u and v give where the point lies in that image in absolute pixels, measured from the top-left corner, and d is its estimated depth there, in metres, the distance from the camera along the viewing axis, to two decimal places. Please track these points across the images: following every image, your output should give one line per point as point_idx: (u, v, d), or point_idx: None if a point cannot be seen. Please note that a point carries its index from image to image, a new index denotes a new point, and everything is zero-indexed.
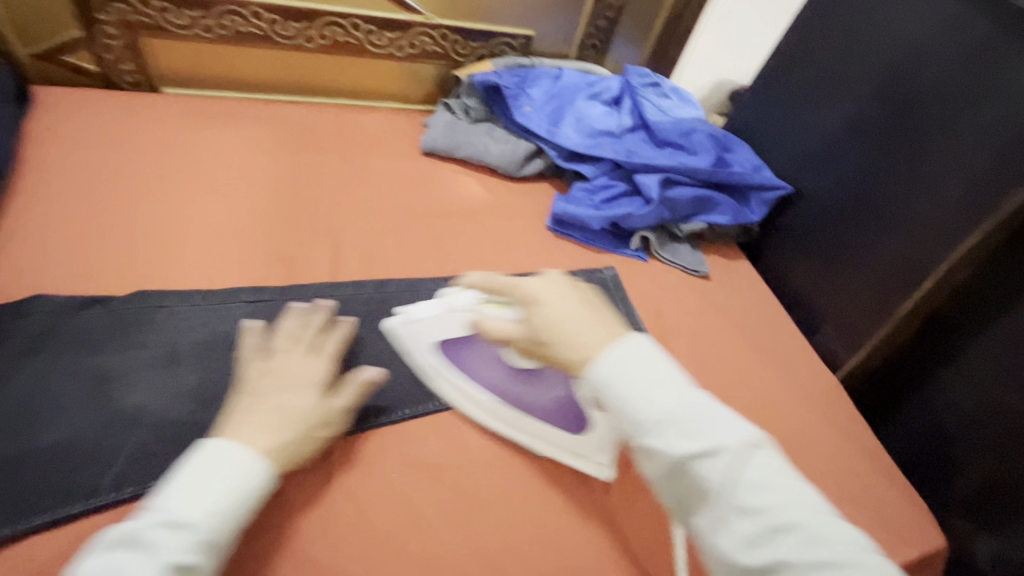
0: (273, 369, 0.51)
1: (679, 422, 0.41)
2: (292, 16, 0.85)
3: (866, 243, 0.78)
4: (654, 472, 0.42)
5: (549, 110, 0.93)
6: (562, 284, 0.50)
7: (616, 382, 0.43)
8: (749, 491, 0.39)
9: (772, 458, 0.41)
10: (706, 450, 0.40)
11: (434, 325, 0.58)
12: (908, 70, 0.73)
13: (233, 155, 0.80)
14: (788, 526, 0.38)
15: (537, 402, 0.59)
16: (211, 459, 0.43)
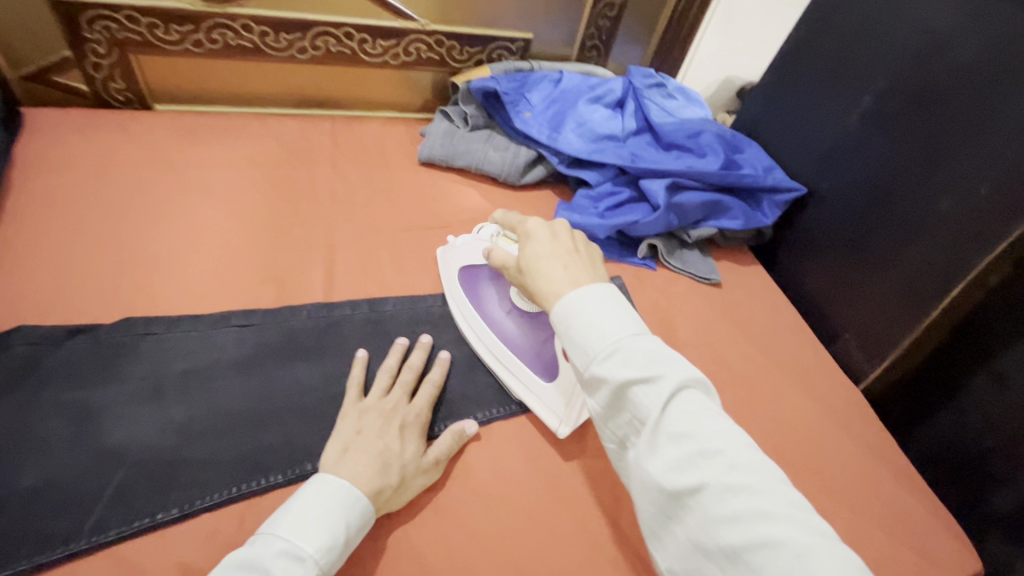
0: (376, 406, 0.55)
1: (624, 352, 0.43)
2: (284, 27, 0.83)
3: (888, 244, 0.74)
4: (599, 399, 0.44)
5: (549, 115, 0.89)
6: (562, 234, 0.54)
7: (574, 316, 0.45)
8: (680, 419, 0.40)
9: (710, 402, 0.42)
10: (643, 377, 0.41)
11: (463, 250, 0.68)
12: (930, 61, 0.69)
13: (227, 172, 0.78)
14: (713, 453, 0.38)
15: (522, 341, 0.63)
16: (326, 491, 0.46)
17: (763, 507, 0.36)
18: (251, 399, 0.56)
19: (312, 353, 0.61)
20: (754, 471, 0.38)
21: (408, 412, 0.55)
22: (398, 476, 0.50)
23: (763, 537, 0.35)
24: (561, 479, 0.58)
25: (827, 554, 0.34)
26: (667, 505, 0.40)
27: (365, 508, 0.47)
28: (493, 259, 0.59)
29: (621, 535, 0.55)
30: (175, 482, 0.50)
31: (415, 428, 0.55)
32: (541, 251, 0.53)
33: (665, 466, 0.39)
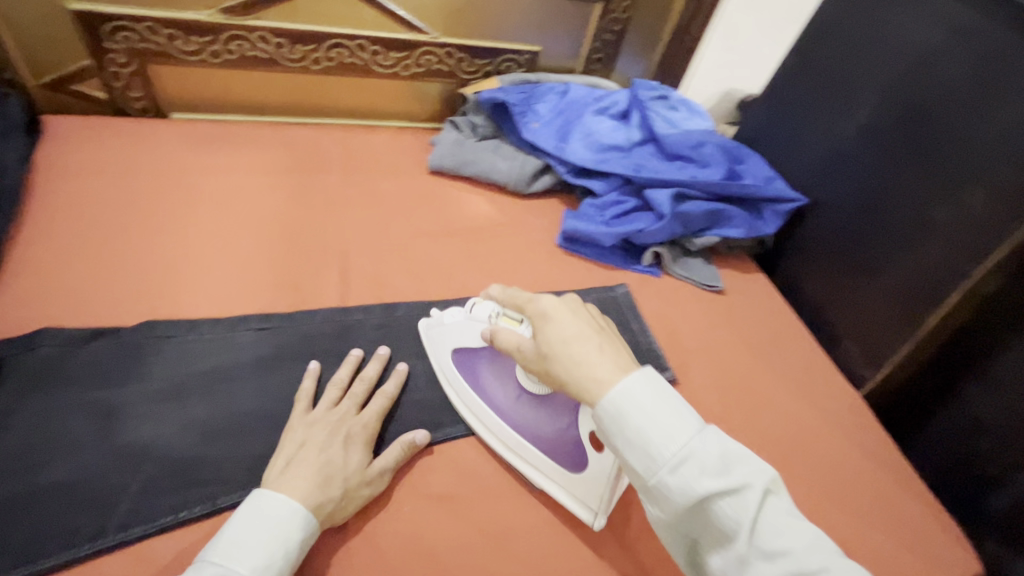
0: (321, 419, 0.54)
1: (698, 462, 0.40)
2: (298, 39, 0.85)
3: (884, 253, 0.76)
4: (672, 510, 0.41)
5: (557, 126, 0.91)
6: (581, 313, 0.50)
7: (636, 420, 0.42)
8: (770, 532, 0.39)
9: (788, 505, 0.41)
10: (727, 490, 0.39)
11: (456, 331, 0.61)
12: (920, 77, 0.71)
13: (242, 180, 0.80)
14: (813, 572, 0.37)
15: (538, 426, 0.57)
16: (261, 508, 0.46)
17: None
18: (268, 401, 0.57)
19: (327, 356, 0.63)
20: None
21: (356, 423, 0.55)
22: (340, 489, 0.49)
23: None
24: None
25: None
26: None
27: (305, 520, 0.46)
28: (498, 342, 0.54)
29: (630, 535, 0.56)
30: (198, 480, 0.51)
31: (362, 439, 0.54)
32: (565, 331, 0.48)
33: None
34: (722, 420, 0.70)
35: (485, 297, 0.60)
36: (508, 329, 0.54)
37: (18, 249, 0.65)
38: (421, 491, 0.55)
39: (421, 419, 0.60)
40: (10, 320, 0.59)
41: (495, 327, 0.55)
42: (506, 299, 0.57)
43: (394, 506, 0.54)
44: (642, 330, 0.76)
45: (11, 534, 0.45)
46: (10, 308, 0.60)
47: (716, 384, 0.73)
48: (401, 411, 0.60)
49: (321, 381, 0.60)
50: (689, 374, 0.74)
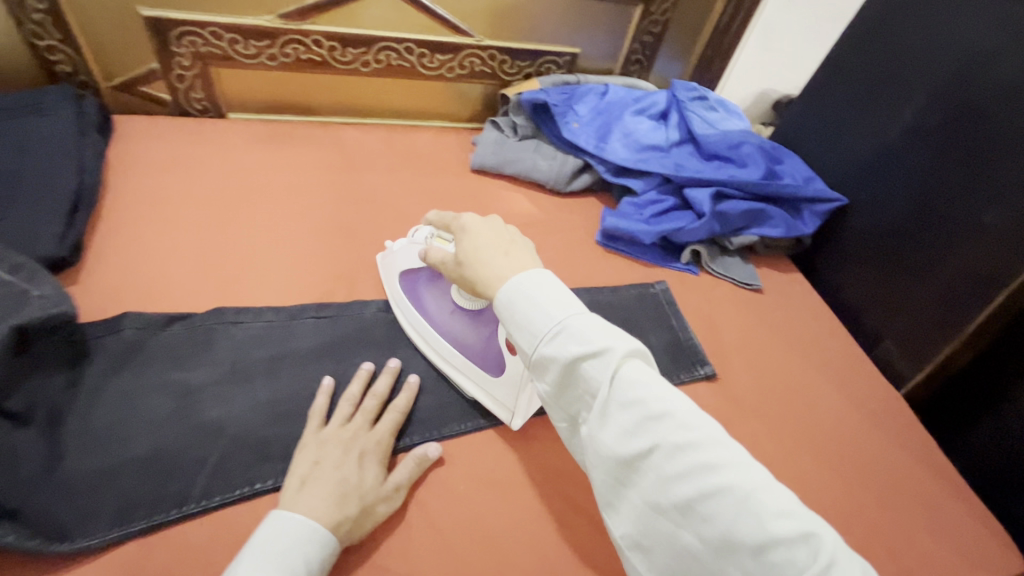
0: (333, 436, 0.54)
1: (568, 331, 0.44)
2: (350, 42, 0.89)
3: (930, 254, 0.75)
4: (548, 381, 0.45)
5: (596, 126, 0.93)
6: (496, 226, 0.55)
7: (519, 302, 0.46)
8: (627, 387, 0.42)
9: (649, 368, 0.44)
10: (592, 355, 0.42)
11: (401, 255, 0.68)
12: (974, 77, 0.71)
13: (296, 177, 0.84)
14: (659, 415, 0.41)
15: (466, 337, 0.64)
16: (280, 533, 0.46)
17: (705, 456, 0.39)
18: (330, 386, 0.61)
19: (383, 345, 0.66)
20: (695, 426, 0.40)
21: (369, 439, 0.55)
22: (357, 507, 0.50)
23: (713, 485, 0.38)
24: None
25: (769, 492, 0.38)
26: (623, 472, 0.42)
27: (324, 541, 0.47)
28: (430, 258, 0.58)
29: None
30: (268, 456, 0.55)
31: (376, 455, 0.55)
32: (479, 240, 0.53)
33: (618, 435, 0.41)
34: (761, 414, 0.71)
35: (426, 224, 0.66)
36: (439, 246, 0.61)
37: (97, 240, 0.70)
38: (474, 473, 0.58)
39: (471, 407, 0.63)
40: (94, 305, 0.63)
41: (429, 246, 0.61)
42: (439, 221, 0.63)
43: (449, 485, 0.57)
44: (681, 326, 0.78)
45: (105, 499, 0.50)
46: (94, 294, 0.64)
47: (755, 380, 0.75)
48: (453, 399, 0.63)
49: (333, 397, 0.60)
50: (728, 369, 0.75)
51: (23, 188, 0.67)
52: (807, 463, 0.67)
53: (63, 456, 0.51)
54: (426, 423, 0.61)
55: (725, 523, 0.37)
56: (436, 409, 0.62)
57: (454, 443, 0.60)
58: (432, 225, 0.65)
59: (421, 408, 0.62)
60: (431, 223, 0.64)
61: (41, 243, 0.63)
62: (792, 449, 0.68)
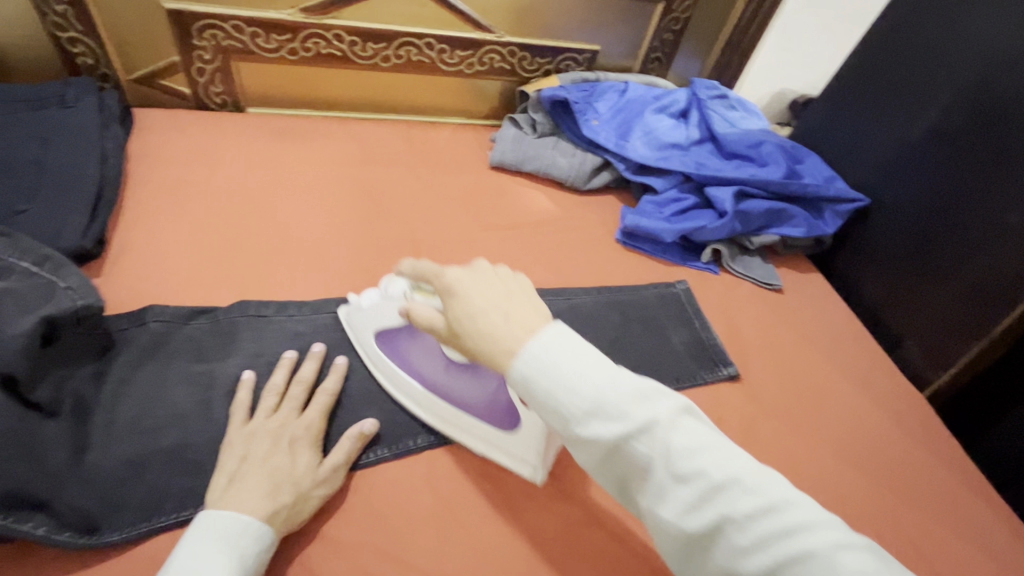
0: (262, 427, 0.52)
1: (604, 405, 0.39)
2: (371, 37, 0.89)
3: (956, 256, 0.75)
4: (591, 459, 0.40)
5: (616, 124, 0.93)
6: (484, 279, 0.48)
7: (542, 378, 0.40)
8: (684, 457, 0.37)
9: (701, 424, 0.40)
10: (637, 428, 0.38)
11: (374, 314, 0.60)
12: (997, 77, 0.71)
13: (315, 172, 0.84)
14: (723, 484, 0.36)
15: (469, 395, 0.58)
16: (215, 527, 0.44)
17: (784, 518, 0.35)
18: (354, 382, 0.61)
19: None
20: (767, 487, 0.37)
21: (298, 426, 0.53)
22: (293, 495, 0.48)
23: (797, 557, 0.34)
24: None
25: (857, 554, 0.34)
26: (693, 548, 0.37)
27: (260, 532, 0.45)
28: (414, 319, 0.50)
29: None
30: None
31: (307, 440, 0.53)
32: (471, 303, 0.46)
33: (681, 512, 0.37)
34: (784, 414, 0.70)
35: (399, 277, 0.58)
36: (420, 304, 0.51)
37: (120, 233, 0.69)
38: (501, 469, 0.58)
39: None
40: (119, 298, 0.63)
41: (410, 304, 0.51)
42: (415, 273, 0.52)
43: (476, 482, 0.57)
44: (702, 325, 0.78)
45: (132, 493, 0.50)
46: (118, 288, 0.64)
47: (778, 380, 0.74)
48: None
49: (259, 389, 0.58)
50: (750, 368, 0.75)
51: (46, 180, 0.67)
52: (832, 465, 0.66)
53: (90, 448, 0.51)
54: None
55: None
56: None
57: None
58: (407, 277, 0.55)
59: None
60: (404, 275, 0.54)
61: (65, 236, 0.63)
62: (818, 450, 0.68)
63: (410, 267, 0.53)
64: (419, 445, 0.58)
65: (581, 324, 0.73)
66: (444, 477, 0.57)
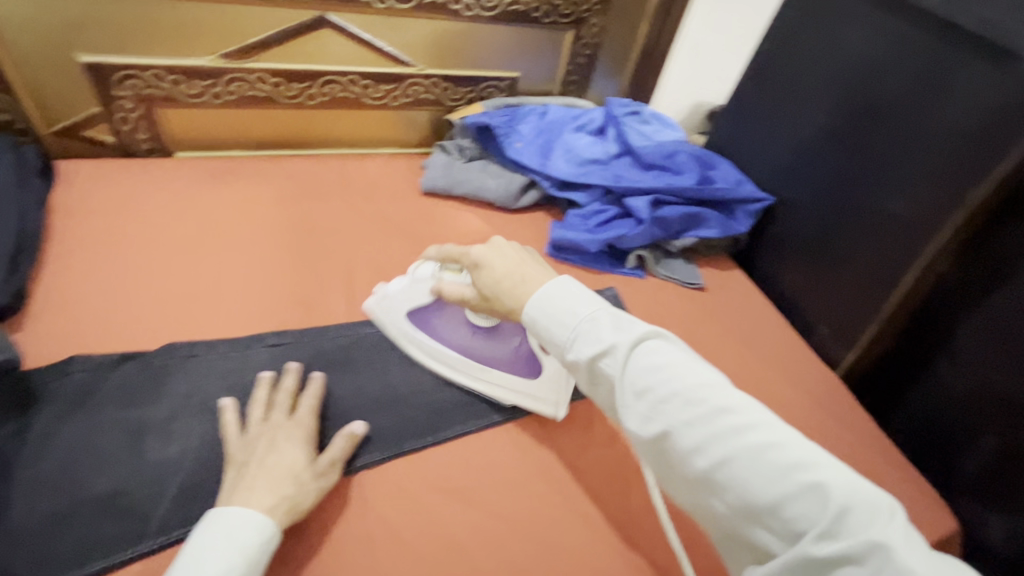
0: (256, 431, 0.55)
1: (584, 335, 0.49)
2: (294, 78, 0.92)
3: (851, 242, 0.81)
4: (582, 380, 0.51)
5: (538, 144, 0.98)
6: (503, 251, 0.60)
7: (542, 319, 0.52)
8: (642, 376, 0.46)
9: (669, 347, 0.48)
10: (604, 351, 0.48)
11: (399, 297, 0.69)
12: (869, 79, 0.78)
13: (246, 211, 0.85)
14: (670, 398, 0.45)
15: (496, 355, 0.69)
16: (219, 525, 0.46)
17: (729, 422, 0.43)
18: None
19: (336, 367, 0.67)
20: (719, 398, 0.44)
21: (290, 428, 0.56)
22: (292, 487, 0.51)
23: (725, 458, 0.42)
24: (573, 473, 0.63)
25: (778, 449, 0.41)
26: (655, 454, 0.46)
27: (263, 523, 0.47)
28: (446, 294, 0.64)
29: (632, 515, 0.61)
30: None
31: (300, 440, 0.55)
32: (495, 272, 0.58)
33: (640, 422, 0.46)
34: None
35: (426, 260, 0.69)
36: (452, 281, 0.65)
37: (41, 285, 0.69)
38: (435, 483, 0.60)
39: (428, 420, 0.65)
40: (41, 351, 0.63)
41: (441, 282, 0.66)
42: (441, 255, 0.66)
43: (411, 498, 0.58)
44: None
45: (59, 545, 0.49)
46: (41, 340, 0.64)
47: None
48: (414, 416, 0.65)
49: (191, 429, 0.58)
50: None
51: None
52: None
53: (13, 503, 0.50)
54: (387, 440, 0.62)
55: (745, 489, 0.41)
56: (393, 428, 0.63)
57: (415, 458, 0.62)
58: (434, 260, 0.68)
59: (381, 426, 0.63)
60: (432, 258, 0.68)
61: None
62: None
63: (438, 252, 0.66)
64: (357, 466, 0.59)
65: None
66: (381, 498, 0.58)
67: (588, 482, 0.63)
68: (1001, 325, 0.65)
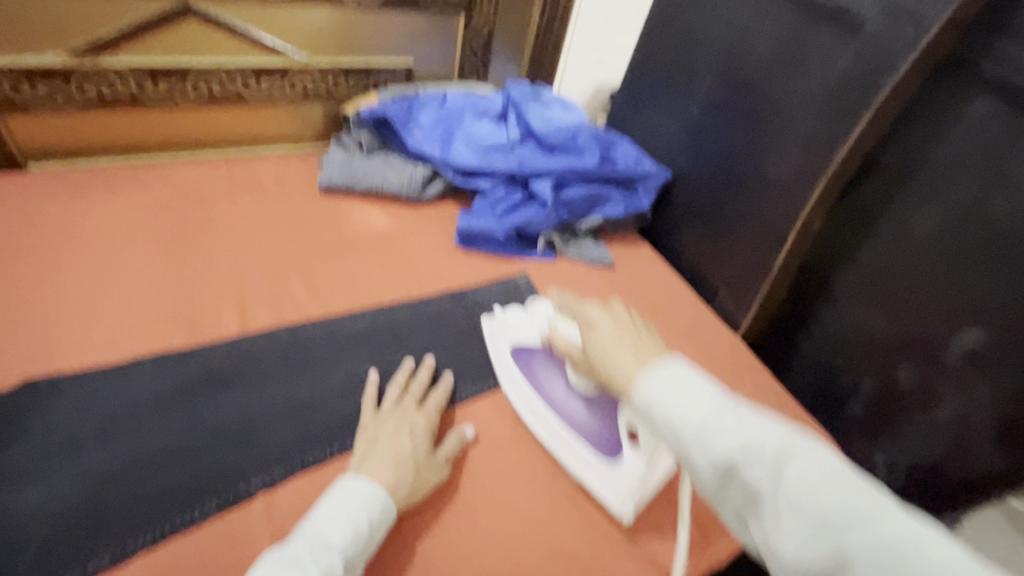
0: (392, 414, 0.59)
1: (715, 428, 0.41)
2: (162, 74, 0.84)
3: (740, 209, 0.85)
4: (708, 485, 0.41)
5: (439, 133, 0.95)
6: (624, 320, 0.54)
7: (657, 404, 0.44)
8: (800, 489, 0.37)
9: (830, 457, 0.39)
10: (747, 451, 0.39)
11: (518, 330, 0.70)
12: (740, 54, 0.82)
13: (116, 224, 0.77)
14: (843, 520, 0.35)
15: (580, 420, 0.62)
16: (349, 491, 0.50)
17: (928, 561, 0.32)
18: (175, 437, 0.57)
19: (227, 385, 0.62)
20: (909, 528, 0.34)
21: (418, 415, 0.59)
22: (413, 473, 0.54)
23: None
24: (491, 463, 0.61)
25: None
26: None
27: (385, 500, 0.51)
28: (555, 343, 0.63)
29: (551, 499, 0.60)
30: (102, 527, 0.50)
31: (425, 428, 0.58)
32: (607, 338, 0.53)
33: (799, 547, 0.36)
34: None
35: (547, 305, 0.69)
36: (564, 330, 0.64)
37: None
38: None
39: (332, 428, 0.60)
40: None
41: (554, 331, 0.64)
42: (561, 304, 0.64)
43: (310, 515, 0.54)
44: None
45: None
46: None
47: None
48: (316, 425, 0.60)
49: (55, 472, 0.52)
50: None
51: None
52: None
53: None
54: (286, 454, 0.58)
55: None
56: (292, 442, 0.58)
57: (318, 470, 0.57)
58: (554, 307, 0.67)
59: (278, 441, 0.58)
60: (552, 306, 0.66)
61: None
62: None
63: (559, 298, 0.64)
64: (254, 487, 0.54)
65: (420, 328, 0.74)
66: (280, 518, 0.53)
67: (506, 471, 0.61)
68: (870, 275, 0.71)
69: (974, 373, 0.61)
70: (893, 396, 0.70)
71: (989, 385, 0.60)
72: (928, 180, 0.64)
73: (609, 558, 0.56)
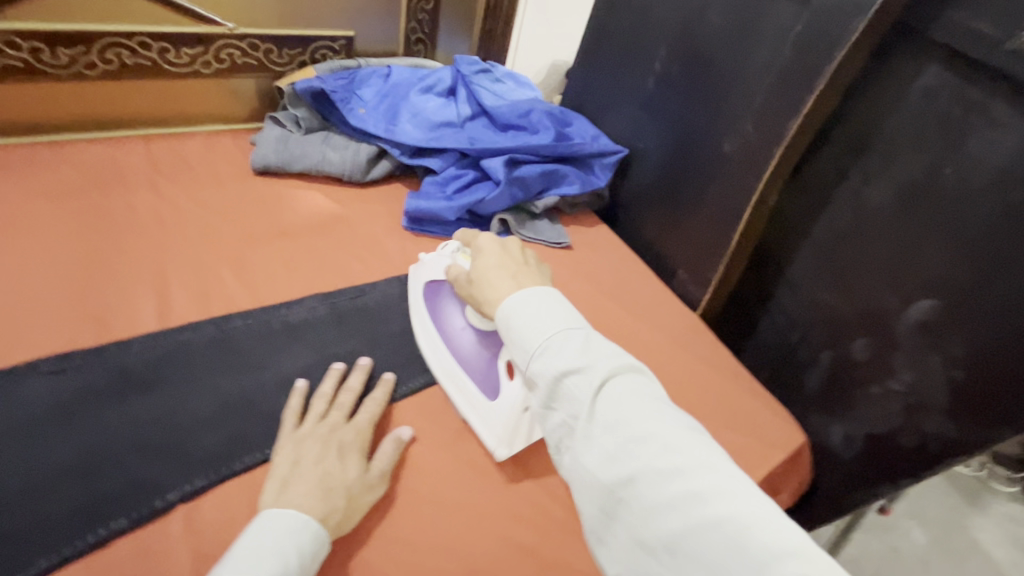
0: (316, 432, 0.53)
1: (556, 344, 0.43)
2: (59, 41, 0.75)
3: (698, 187, 0.83)
4: (539, 399, 0.43)
5: (383, 109, 0.89)
6: (512, 249, 0.55)
7: (514, 320, 0.46)
8: (614, 407, 0.40)
9: (651, 388, 0.42)
10: (577, 367, 0.41)
11: (427, 266, 0.68)
12: (693, 25, 0.79)
13: (11, 211, 0.68)
14: (644, 438, 0.38)
15: (469, 356, 0.61)
16: (271, 526, 0.45)
17: (694, 478, 0.36)
18: (79, 449, 0.50)
19: (143, 388, 0.55)
20: (692, 450, 0.37)
21: (347, 432, 0.54)
22: (345, 498, 0.49)
23: (693, 516, 0.35)
24: (442, 459, 0.57)
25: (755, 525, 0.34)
26: (606, 505, 0.38)
27: (318, 531, 0.46)
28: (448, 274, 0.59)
29: (506, 493, 0.56)
30: None
31: (356, 445, 0.53)
32: (491, 262, 0.53)
33: (601, 459, 0.39)
34: None
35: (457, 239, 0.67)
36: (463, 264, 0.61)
37: None
38: None
39: (265, 430, 0.55)
40: None
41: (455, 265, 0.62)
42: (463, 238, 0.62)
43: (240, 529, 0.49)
44: None
45: None
46: None
47: None
48: (247, 428, 0.55)
49: None
50: None
51: None
52: None
53: None
54: (211, 460, 0.52)
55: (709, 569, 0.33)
56: (218, 448, 0.53)
57: (250, 477, 0.52)
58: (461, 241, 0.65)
59: (202, 447, 0.53)
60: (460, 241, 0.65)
61: None
62: None
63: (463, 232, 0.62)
64: (173, 500, 0.49)
65: (366, 317, 0.69)
66: (204, 534, 0.48)
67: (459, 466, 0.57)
68: (825, 247, 0.71)
69: (925, 344, 0.61)
70: (849, 369, 0.70)
71: (940, 356, 0.60)
72: (881, 156, 0.64)
73: (565, 552, 0.53)
